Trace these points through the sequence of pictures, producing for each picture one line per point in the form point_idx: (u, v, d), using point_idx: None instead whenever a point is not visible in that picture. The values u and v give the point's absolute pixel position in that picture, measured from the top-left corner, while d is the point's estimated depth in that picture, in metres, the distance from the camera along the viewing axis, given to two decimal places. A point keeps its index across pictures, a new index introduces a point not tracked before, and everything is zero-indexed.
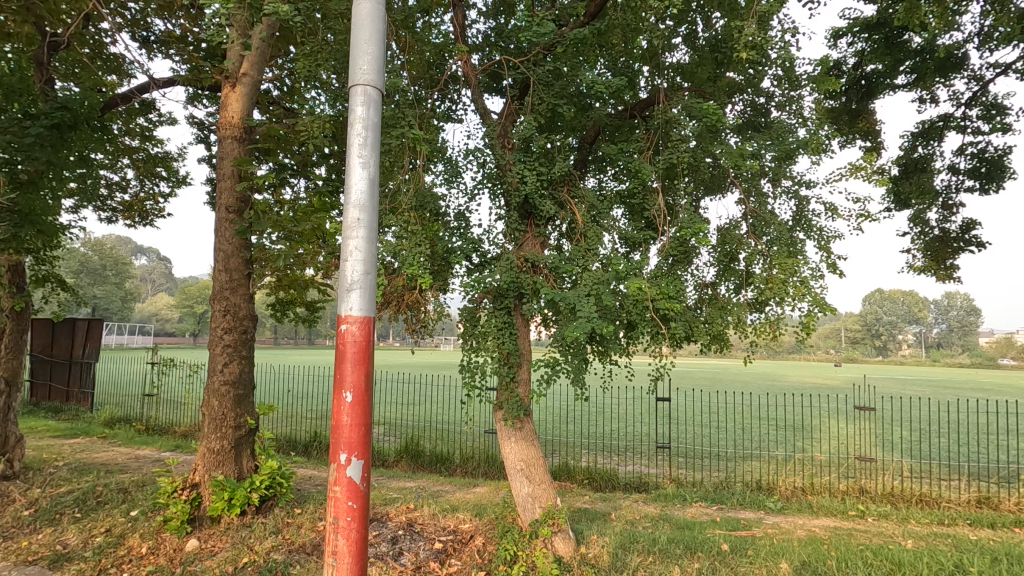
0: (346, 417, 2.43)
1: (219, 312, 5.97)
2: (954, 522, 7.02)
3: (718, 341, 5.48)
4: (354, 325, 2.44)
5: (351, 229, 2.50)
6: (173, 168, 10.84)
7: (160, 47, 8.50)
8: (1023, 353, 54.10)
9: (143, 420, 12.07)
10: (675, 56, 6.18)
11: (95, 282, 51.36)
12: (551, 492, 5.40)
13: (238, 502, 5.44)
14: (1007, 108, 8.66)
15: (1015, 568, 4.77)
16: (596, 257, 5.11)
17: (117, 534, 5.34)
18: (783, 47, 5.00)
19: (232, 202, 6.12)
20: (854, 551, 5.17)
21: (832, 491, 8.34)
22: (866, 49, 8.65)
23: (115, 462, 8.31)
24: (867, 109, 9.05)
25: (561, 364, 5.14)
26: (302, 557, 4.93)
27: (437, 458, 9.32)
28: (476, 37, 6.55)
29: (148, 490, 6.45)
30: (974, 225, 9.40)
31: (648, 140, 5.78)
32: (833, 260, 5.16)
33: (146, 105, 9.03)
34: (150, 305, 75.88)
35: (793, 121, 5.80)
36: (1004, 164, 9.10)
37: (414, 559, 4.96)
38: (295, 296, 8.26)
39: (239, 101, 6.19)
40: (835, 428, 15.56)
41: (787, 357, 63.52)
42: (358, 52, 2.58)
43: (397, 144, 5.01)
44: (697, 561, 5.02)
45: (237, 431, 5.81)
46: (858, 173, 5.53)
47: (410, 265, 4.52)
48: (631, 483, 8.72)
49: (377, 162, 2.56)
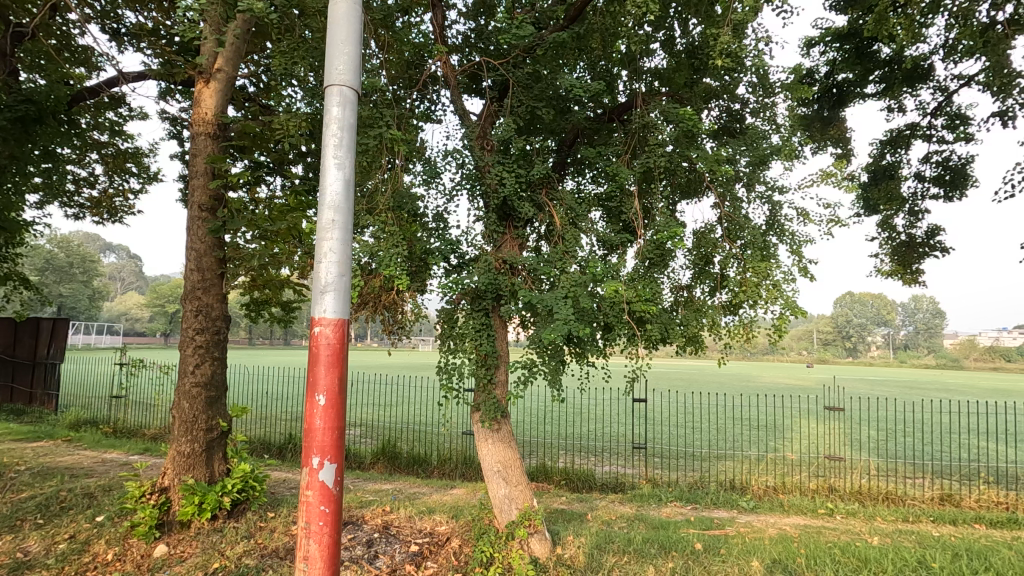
0: (318, 420, 2.40)
1: (190, 312, 5.85)
2: (918, 520, 7.23)
3: (693, 342, 5.56)
4: (328, 327, 2.41)
5: (326, 230, 2.47)
6: (144, 164, 10.55)
7: (132, 40, 8.29)
8: (982, 356, 56.23)
9: (111, 423, 11.75)
10: (653, 61, 6.32)
11: (61, 280, 49.77)
12: (529, 493, 5.41)
13: (209, 506, 5.35)
14: (970, 118, 8.97)
15: (978, 564, 4.91)
16: (574, 258, 5.16)
17: (82, 540, 5.18)
18: (757, 56, 5.12)
19: (206, 201, 6.00)
20: (823, 549, 5.30)
21: (802, 490, 8.54)
22: (837, 59, 8.92)
23: (80, 466, 8.07)
24: (838, 117, 9.33)
25: (538, 365, 5.19)
26: (276, 562, 4.86)
27: (415, 459, 9.31)
28: (456, 37, 6.52)
29: (115, 495, 6.31)
30: (939, 231, 9.72)
31: (627, 145, 5.88)
32: (804, 264, 5.27)
33: (116, 100, 8.79)
34: (120, 304, 74.32)
35: (766, 128, 5.93)
36: (967, 172, 9.41)
37: (390, 561, 4.92)
38: (269, 296, 8.11)
39: (212, 97, 6.07)
40: (807, 427, 15.94)
41: (761, 358, 64.82)
42: (334, 52, 2.55)
43: (375, 143, 4.96)
44: (672, 561, 5.08)
45: (209, 434, 5.71)
46: (829, 179, 5.64)
47: (387, 266, 4.51)
48: (608, 483, 8.79)
49: (352, 164, 2.54)
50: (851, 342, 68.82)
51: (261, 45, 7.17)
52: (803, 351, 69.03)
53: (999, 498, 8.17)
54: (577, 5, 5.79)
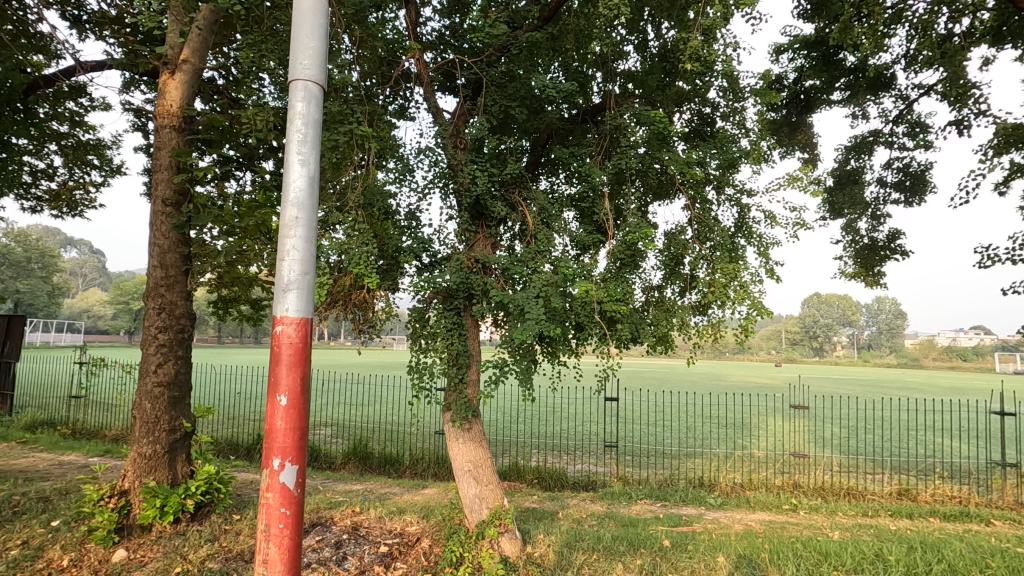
0: (279, 421, 2.35)
1: (153, 310, 5.69)
2: (876, 514, 7.48)
3: (663, 342, 5.64)
4: (290, 326, 2.37)
5: (288, 228, 2.43)
6: (105, 156, 10.20)
7: (94, 28, 7.97)
8: (939, 356, 58.49)
9: (69, 424, 11.33)
10: (627, 63, 6.41)
11: (18, 276, 48.00)
12: (499, 493, 5.41)
13: (171, 509, 5.22)
14: (929, 126, 9.31)
15: (931, 556, 5.09)
16: (546, 258, 5.16)
17: (35, 546, 4.96)
18: (726, 61, 5.20)
19: (170, 195, 5.83)
20: (786, 544, 5.44)
21: (768, 486, 8.76)
22: (805, 65, 9.15)
23: (36, 469, 7.76)
24: (805, 122, 9.63)
25: (509, 364, 5.16)
26: (241, 565, 4.76)
27: (387, 459, 9.24)
28: (430, 35, 6.48)
29: (72, 498, 6.10)
30: (899, 234, 10.08)
31: (599, 145, 5.94)
32: (771, 265, 5.39)
33: (77, 89, 8.48)
34: (80, 301, 71.91)
35: (736, 131, 6.05)
36: (926, 179, 9.76)
37: (358, 563, 4.86)
38: (237, 294, 7.92)
39: (178, 89, 5.90)
40: (774, 425, 16.34)
41: (731, 357, 66.24)
42: (299, 47, 2.50)
43: (345, 140, 4.87)
44: (640, 558, 5.15)
45: (172, 435, 5.56)
46: (795, 183, 5.76)
47: (357, 264, 4.47)
48: (579, 483, 8.82)
49: (317, 161, 2.49)
50: (818, 342, 70.81)
51: (228, 38, 6.99)
52: (771, 350, 70.77)
53: (953, 492, 8.50)
54: (552, 6, 5.90)
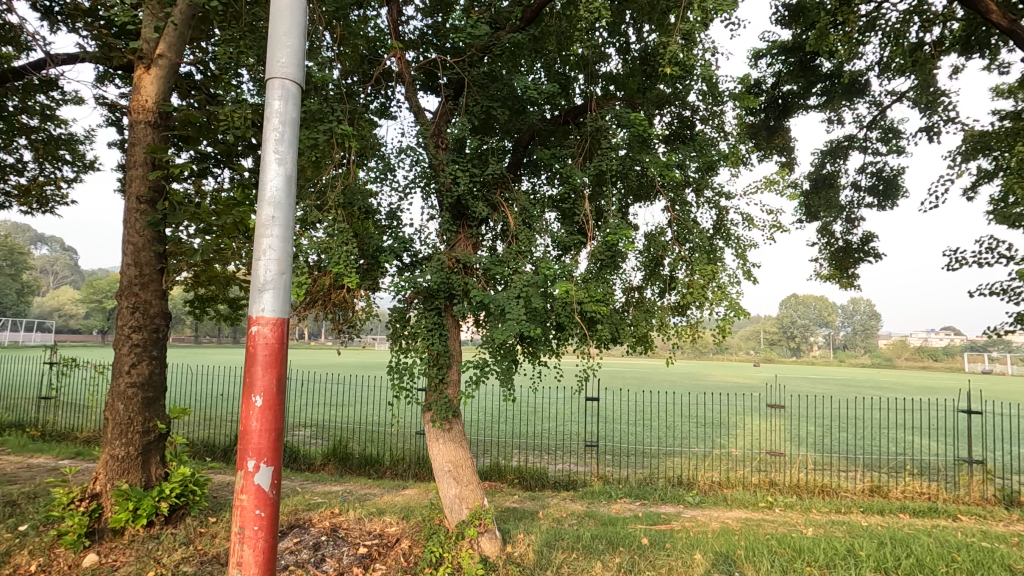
0: (254, 422, 2.33)
1: (127, 309, 5.58)
2: (849, 511, 7.64)
3: (643, 342, 5.70)
4: (266, 327, 2.35)
5: (265, 227, 2.41)
6: (78, 152, 9.97)
7: (66, 20, 7.78)
8: (911, 356, 59.99)
9: (38, 426, 11.05)
10: (608, 66, 6.46)
11: None
12: (479, 492, 5.41)
13: (144, 512, 5.13)
14: (901, 132, 9.55)
15: (900, 551, 5.22)
16: (527, 258, 5.18)
17: (2, 551, 4.83)
18: (705, 66, 5.27)
19: (145, 192, 5.73)
20: (761, 540, 5.54)
21: (746, 484, 8.90)
22: (783, 70, 9.30)
23: (3, 472, 7.57)
24: (783, 126, 9.78)
25: (490, 365, 5.16)
26: (216, 567, 4.71)
27: (367, 459, 9.18)
28: (412, 33, 6.44)
29: (41, 502, 5.95)
30: (872, 237, 10.32)
31: (581, 147, 5.98)
32: (748, 267, 5.48)
33: (47, 82, 8.27)
34: (51, 300, 70.11)
35: (714, 135, 6.15)
36: (898, 183, 10.01)
37: (337, 565, 4.82)
38: (214, 293, 7.80)
39: (153, 84, 5.78)
40: (753, 424, 16.59)
41: (711, 357, 67.08)
42: (276, 44, 2.48)
43: (325, 139, 4.83)
44: (618, 556, 5.19)
45: (146, 437, 5.46)
46: (772, 186, 5.86)
47: (337, 264, 4.45)
48: (559, 482, 8.86)
49: (294, 160, 2.48)
50: (795, 342, 72.14)
51: (207, 32, 6.87)
52: (750, 351, 71.84)
53: (922, 489, 8.72)
54: (534, 7, 5.92)
